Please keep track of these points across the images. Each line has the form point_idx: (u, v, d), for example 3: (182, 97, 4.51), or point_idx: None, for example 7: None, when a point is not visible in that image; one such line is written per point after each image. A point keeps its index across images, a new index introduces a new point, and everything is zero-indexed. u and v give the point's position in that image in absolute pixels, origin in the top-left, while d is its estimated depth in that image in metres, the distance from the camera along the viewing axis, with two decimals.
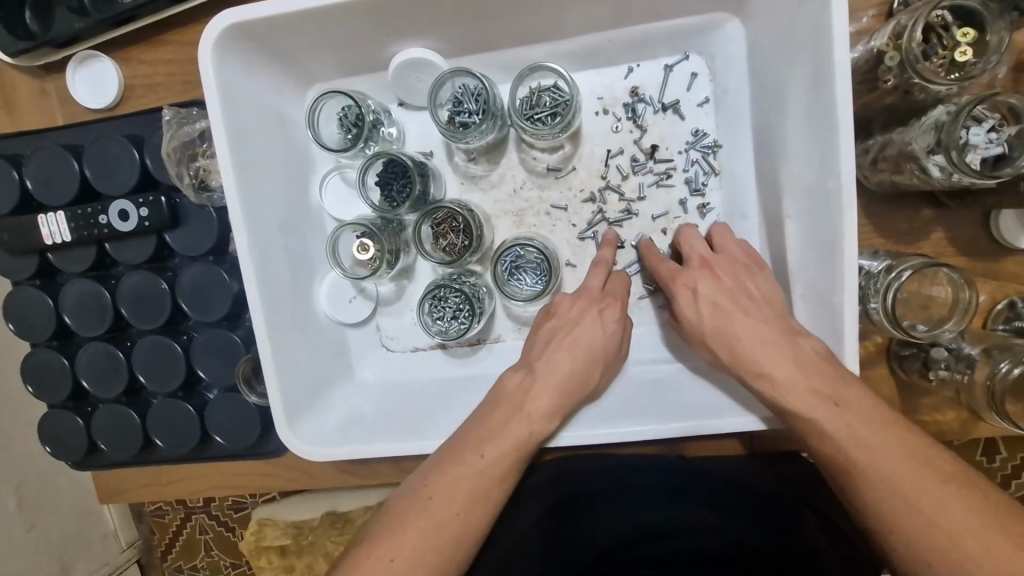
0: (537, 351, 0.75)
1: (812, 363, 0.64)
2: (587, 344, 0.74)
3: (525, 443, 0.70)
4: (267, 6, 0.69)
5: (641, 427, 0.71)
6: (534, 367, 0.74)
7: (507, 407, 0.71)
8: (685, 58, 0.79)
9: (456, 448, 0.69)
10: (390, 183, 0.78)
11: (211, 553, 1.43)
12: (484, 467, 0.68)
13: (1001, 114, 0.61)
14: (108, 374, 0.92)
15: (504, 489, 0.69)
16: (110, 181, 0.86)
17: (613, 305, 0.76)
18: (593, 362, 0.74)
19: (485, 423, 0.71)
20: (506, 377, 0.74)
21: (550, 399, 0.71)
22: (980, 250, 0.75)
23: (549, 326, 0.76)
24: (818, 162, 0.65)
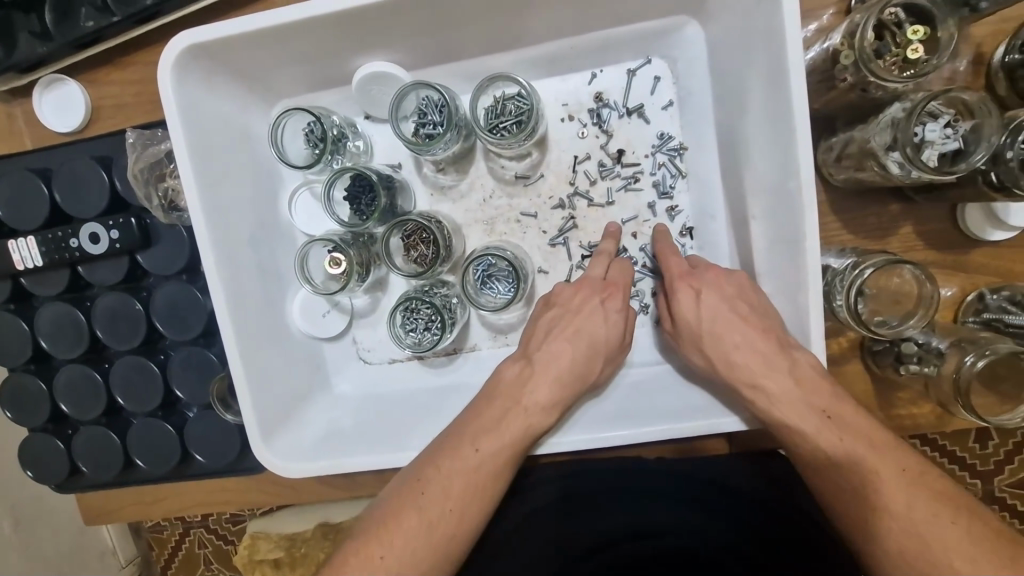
0: (536, 341, 0.75)
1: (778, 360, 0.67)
2: (589, 335, 0.73)
3: (521, 438, 0.69)
4: (223, 26, 0.69)
5: (614, 433, 0.71)
6: (533, 358, 0.73)
7: (502, 401, 0.71)
8: (648, 62, 0.79)
9: (452, 443, 0.69)
10: (359, 197, 0.78)
11: (211, 566, 1.43)
12: (479, 463, 0.68)
13: (957, 110, 0.61)
14: (87, 396, 0.92)
15: (498, 486, 0.68)
16: (80, 204, 0.86)
17: (614, 292, 0.75)
18: (594, 355, 0.73)
19: (482, 417, 0.70)
20: (504, 368, 0.74)
21: (549, 391, 0.71)
22: (950, 243, 0.75)
23: (550, 315, 0.76)
24: (778, 162, 0.65)
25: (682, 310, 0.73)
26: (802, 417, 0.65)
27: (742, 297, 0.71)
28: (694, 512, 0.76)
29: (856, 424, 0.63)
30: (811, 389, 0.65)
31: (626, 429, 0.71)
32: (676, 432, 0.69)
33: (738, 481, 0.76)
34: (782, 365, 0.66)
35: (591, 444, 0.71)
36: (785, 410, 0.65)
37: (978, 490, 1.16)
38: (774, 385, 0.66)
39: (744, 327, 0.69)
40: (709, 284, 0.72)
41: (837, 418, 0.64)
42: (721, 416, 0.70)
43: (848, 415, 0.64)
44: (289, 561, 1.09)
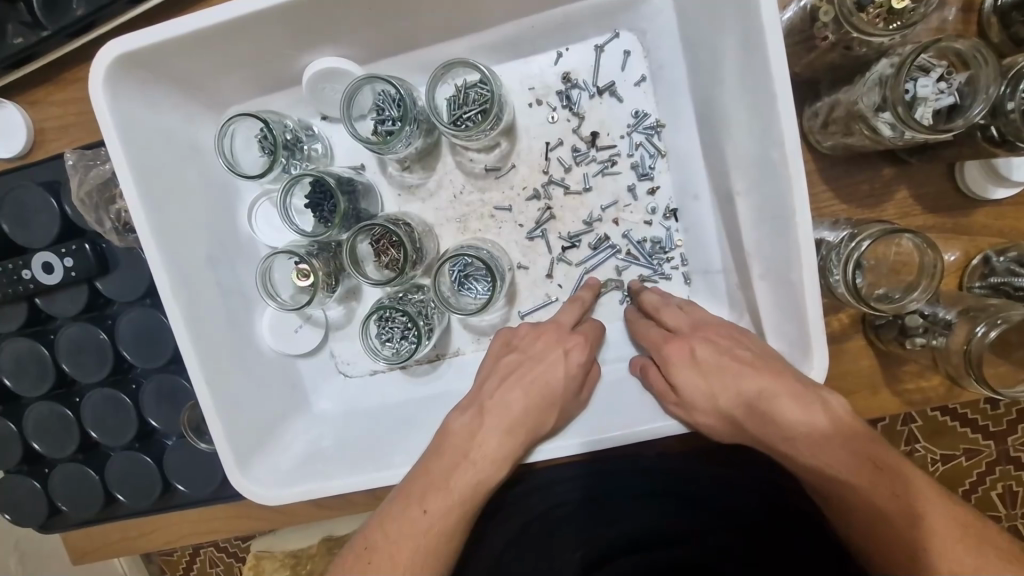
0: (490, 388, 0.70)
1: (809, 395, 0.61)
2: (544, 386, 0.69)
3: (474, 491, 0.66)
4: (154, 32, 0.64)
5: (613, 434, 0.66)
6: (484, 408, 0.69)
7: (451, 454, 0.66)
8: (616, 36, 0.74)
9: (401, 503, 0.65)
10: (320, 205, 0.73)
11: None
12: (429, 525, 0.64)
13: (949, 61, 0.57)
14: (59, 433, 0.88)
15: (453, 545, 0.65)
16: (30, 234, 0.81)
17: (575, 346, 0.72)
18: (550, 408, 0.69)
19: (427, 474, 0.65)
20: (451, 418, 0.69)
21: (499, 442, 0.67)
22: (948, 204, 0.71)
23: (506, 361, 0.72)
24: (759, 131, 0.61)
25: (675, 367, 0.68)
26: (828, 451, 0.60)
27: (733, 344, 0.67)
28: (704, 515, 0.73)
29: (818, 428, 0.60)
30: (852, 436, 0.59)
31: (624, 429, 0.66)
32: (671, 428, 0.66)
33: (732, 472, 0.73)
34: (815, 407, 0.60)
35: (584, 450, 0.66)
36: (827, 456, 0.60)
37: (992, 452, 1.12)
38: (800, 417, 0.60)
39: (755, 373, 0.63)
40: (701, 338, 0.68)
41: (829, 413, 0.60)
42: None
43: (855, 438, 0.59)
44: None
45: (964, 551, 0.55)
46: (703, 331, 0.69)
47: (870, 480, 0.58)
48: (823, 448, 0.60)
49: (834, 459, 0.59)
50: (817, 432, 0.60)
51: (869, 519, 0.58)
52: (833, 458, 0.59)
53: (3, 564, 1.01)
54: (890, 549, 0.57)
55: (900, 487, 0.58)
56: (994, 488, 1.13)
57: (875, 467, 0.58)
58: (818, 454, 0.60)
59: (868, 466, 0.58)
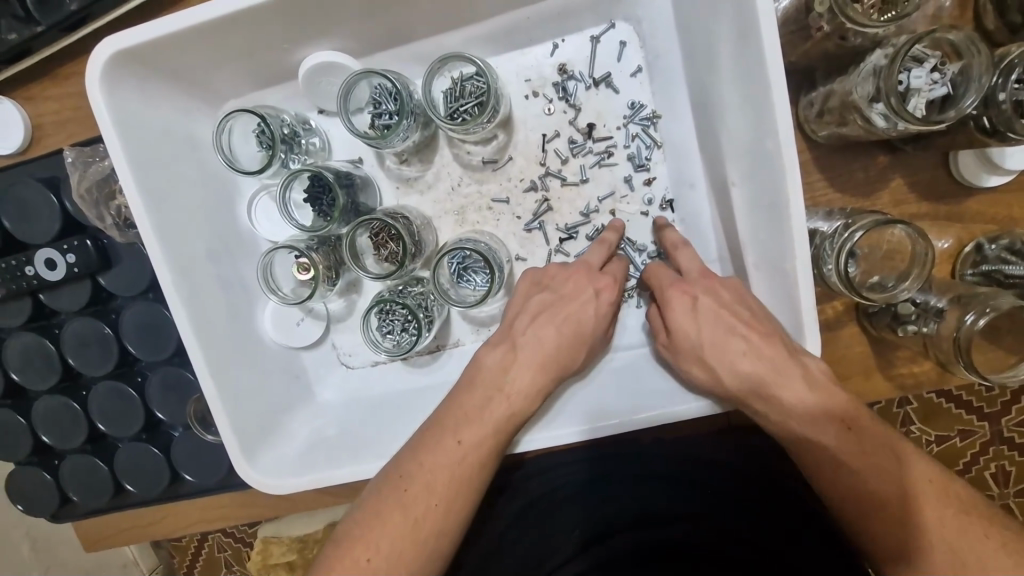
0: (521, 326, 0.71)
1: (817, 377, 0.62)
2: (577, 323, 0.70)
3: (507, 424, 0.66)
4: (148, 29, 0.64)
5: (611, 425, 0.67)
6: (517, 342, 0.70)
7: (485, 389, 0.67)
8: (611, 27, 0.74)
9: (434, 435, 0.65)
10: (318, 198, 0.74)
11: (233, 569, 1.42)
12: (462, 454, 0.64)
13: (943, 51, 0.57)
14: (67, 426, 0.90)
15: (484, 477, 0.65)
16: (31, 230, 0.82)
17: (607, 286, 0.72)
18: (580, 344, 0.70)
19: (459, 407, 0.67)
20: (483, 354, 0.70)
21: (531, 376, 0.68)
22: (942, 193, 0.71)
23: (538, 300, 0.72)
24: (753, 122, 0.61)
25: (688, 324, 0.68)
26: (820, 427, 0.61)
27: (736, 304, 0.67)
28: (704, 496, 0.74)
29: (803, 398, 0.61)
30: (828, 398, 0.61)
31: (621, 420, 0.67)
32: (665, 420, 0.66)
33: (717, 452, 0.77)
34: (793, 371, 0.62)
35: (583, 438, 0.67)
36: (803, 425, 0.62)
37: (985, 432, 1.14)
38: (789, 395, 0.62)
39: (746, 337, 0.64)
40: (706, 291, 0.68)
41: (809, 379, 0.62)
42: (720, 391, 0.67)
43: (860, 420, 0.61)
44: (303, 563, 1.09)
45: (938, 510, 0.58)
46: (710, 280, 0.69)
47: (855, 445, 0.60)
48: (803, 418, 0.62)
49: (818, 431, 0.61)
50: (802, 402, 0.61)
51: (852, 484, 0.60)
52: (813, 416, 0.62)
53: None
54: (873, 515, 0.59)
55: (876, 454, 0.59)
56: (987, 467, 1.15)
57: (847, 429, 0.60)
58: (797, 417, 0.62)
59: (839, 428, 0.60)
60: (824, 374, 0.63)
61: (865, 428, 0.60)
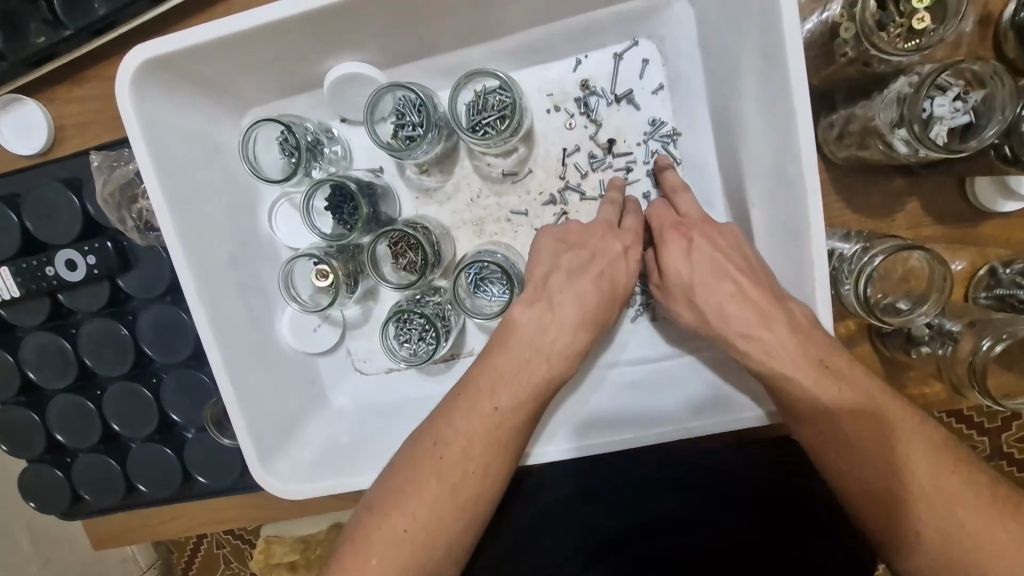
0: (557, 280, 0.69)
1: (805, 329, 0.61)
2: (612, 279, 0.70)
3: (546, 386, 0.67)
4: (178, 38, 0.65)
5: (600, 441, 0.69)
6: (554, 300, 0.68)
7: (522, 350, 0.67)
8: (635, 44, 0.74)
9: (469, 401, 0.65)
10: (340, 207, 0.75)
11: (231, 565, 1.42)
12: (500, 418, 0.65)
13: (965, 80, 0.57)
14: (81, 425, 0.90)
15: (520, 441, 0.65)
16: (53, 231, 0.82)
17: (633, 244, 0.71)
18: (614, 302, 0.70)
19: (493, 369, 0.66)
20: (515, 311, 0.68)
21: (571, 336, 0.68)
22: (958, 216, 0.72)
23: (568, 257, 0.70)
24: (776, 146, 0.62)
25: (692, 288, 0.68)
26: (797, 365, 0.60)
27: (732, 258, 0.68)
28: (704, 505, 0.75)
29: (779, 342, 0.61)
30: (809, 339, 0.61)
31: (608, 437, 0.70)
32: (681, 435, 0.68)
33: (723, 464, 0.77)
34: (778, 314, 0.63)
35: (573, 454, 0.70)
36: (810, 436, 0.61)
37: (985, 447, 1.14)
38: (771, 335, 0.62)
39: (735, 279, 0.65)
40: (701, 234, 0.69)
41: (792, 322, 0.62)
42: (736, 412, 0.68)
43: (844, 365, 0.60)
44: (306, 563, 1.09)
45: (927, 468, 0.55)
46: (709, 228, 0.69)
47: (854, 418, 0.58)
48: (780, 351, 0.61)
49: (797, 368, 0.60)
50: (780, 344, 0.61)
51: (839, 434, 0.58)
52: (790, 350, 0.61)
53: (15, 544, 1.01)
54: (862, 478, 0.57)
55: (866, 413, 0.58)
56: None
57: (825, 369, 0.60)
58: (778, 351, 0.61)
59: (816, 363, 0.60)
60: (809, 319, 0.62)
61: (841, 367, 0.60)
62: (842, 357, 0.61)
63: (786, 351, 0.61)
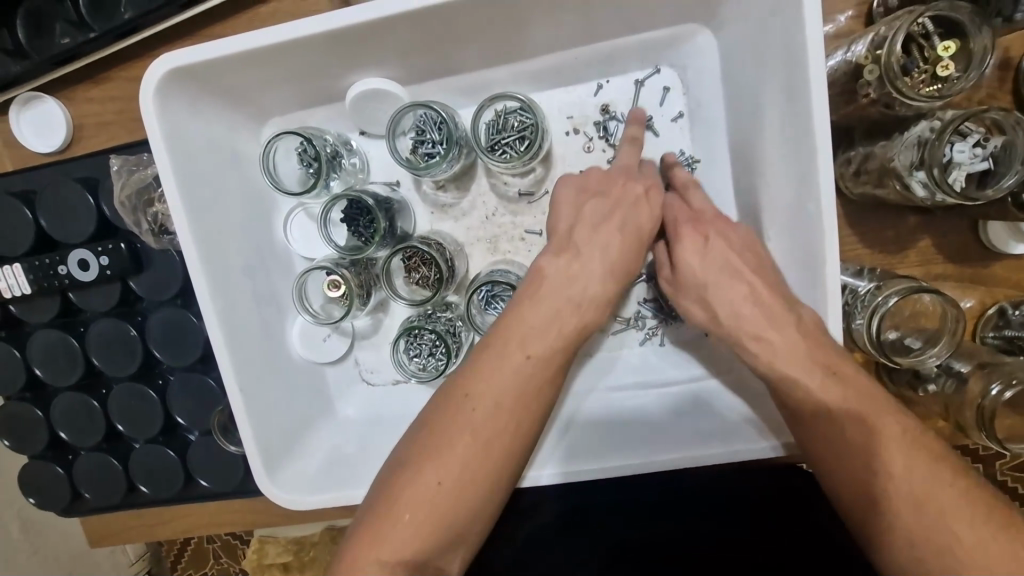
0: (583, 233, 0.69)
1: (814, 334, 0.62)
2: (635, 229, 0.69)
3: (576, 334, 0.66)
4: (204, 50, 0.65)
5: (596, 466, 0.70)
6: (580, 249, 0.68)
7: (552, 299, 0.66)
8: (657, 72, 0.75)
9: (499, 351, 0.64)
10: (356, 219, 0.74)
11: (221, 561, 1.36)
12: (531, 369, 0.64)
13: (986, 127, 0.58)
14: (85, 423, 0.90)
15: (551, 389, 0.65)
16: (66, 229, 0.82)
17: (651, 185, 0.71)
18: (639, 249, 0.69)
19: (523, 318, 0.65)
20: (543, 261, 0.68)
21: (600, 285, 0.67)
22: (969, 255, 0.73)
23: (595, 208, 0.70)
24: (795, 184, 0.63)
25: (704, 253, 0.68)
26: (806, 369, 0.60)
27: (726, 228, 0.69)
28: (703, 531, 0.76)
29: (791, 340, 0.61)
30: (817, 346, 0.61)
31: (603, 463, 0.70)
32: (687, 463, 0.68)
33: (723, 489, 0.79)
34: (789, 319, 0.62)
35: (560, 479, 0.71)
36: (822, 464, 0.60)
37: None
38: (781, 337, 0.62)
39: (748, 280, 0.65)
40: (717, 232, 0.68)
41: (802, 327, 0.62)
42: (741, 443, 0.68)
43: (851, 372, 0.60)
44: (299, 565, 1.09)
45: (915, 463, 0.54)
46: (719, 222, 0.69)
47: (858, 411, 0.58)
48: (791, 351, 0.61)
49: (803, 370, 0.60)
50: (790, 344, 0.61)
51: (834, 437, 0.58)
52: (798, 347, 0.61)
53: (6, 532, 1.00)
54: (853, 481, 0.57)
55: (850, 398, 0.58)
56: None
57: (833, 375, 0.59)
58: (784, 352, 0.61)
59: (822, 369, 0.60)
60: (817, 323, 0.62)
61: (851, 376, 0.59)
62: (857, 373, 0.60)
63: (794, 348, 0.61)
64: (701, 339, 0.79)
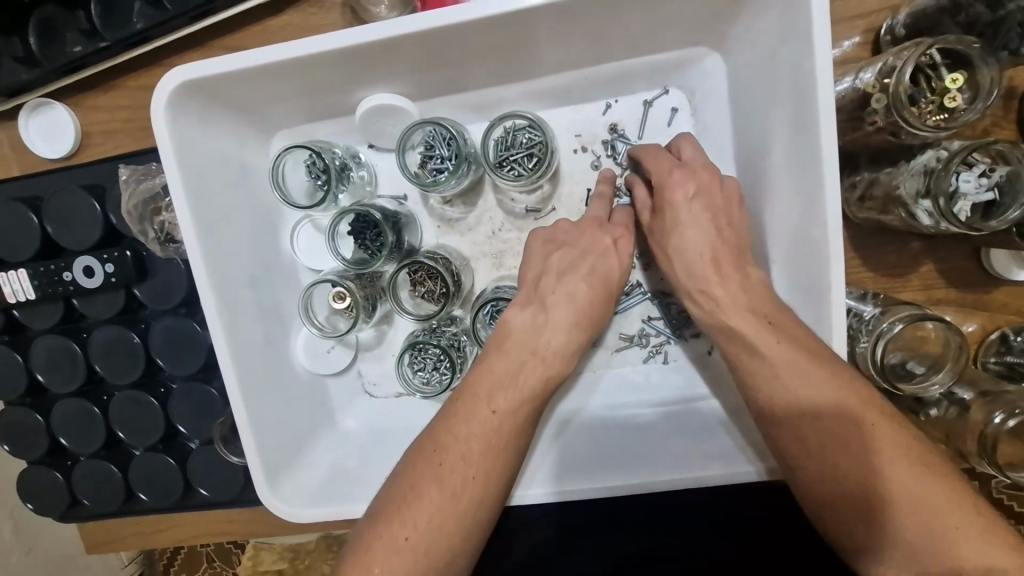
0: (549, 284, 0.70)
1: (793, 332, 0.62)
2: (603, 276, 0.70)
3: (543, 388, 0.67)
4: (218, 63, 0.65)
5: (578, 486, 0.71)
6: (546, 303, 0.69)
7: (518, 351, 0.68)
8: (665, 93, 0.75)
9: (466, 405, 0.65)
10: (363, 232, 0.74)
11: (214, 564, 1.32)
12: (497, 424, 0.65)
13: (991, 157, 0.58)
14: (86, 429, 0.90)
15: (519, 444, 0.65)
16: (72, 236, 0.82)
17: (622, 234, 0.72)
18: (607, 297, 0.71)
19: (491, 372, 0.67)
20: (511, 314, 0.69)
21: (566, 337, 0.68)
22: (971, 280, 0.73)
23: (562, 259, 0.71)
24: (801, 209, 0.63)
25: (676, 229, 0.69)
26: (802, 369, 0.60)
27: (725, 203, 0.68)
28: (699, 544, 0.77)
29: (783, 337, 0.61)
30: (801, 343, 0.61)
31: (590, 482, 0.71)
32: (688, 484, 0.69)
33: (726, 507, 0.79)
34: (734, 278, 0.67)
35: (548, 498, 0.71)
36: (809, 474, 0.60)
37: None
38: (758, 332, 0.63)
39: (716, 237, 0.68)
40: (701, 182, 0.68)
41: (745, 284, 0.66)
42: (742, 464, 0.69)
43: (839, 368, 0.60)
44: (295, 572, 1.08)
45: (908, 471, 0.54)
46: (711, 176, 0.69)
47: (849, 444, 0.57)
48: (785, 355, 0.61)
49: (796, 365, 0.60)
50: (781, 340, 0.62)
51: (826, 451, 0.58)
52: (786, 344, 0.61)
53: None
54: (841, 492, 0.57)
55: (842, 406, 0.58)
56: None
57: (814, 357, 0.60)
58: (772, 347, 0.62)
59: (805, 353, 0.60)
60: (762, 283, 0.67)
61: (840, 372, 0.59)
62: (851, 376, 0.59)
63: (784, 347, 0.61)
64: (706, 358, 0.79)
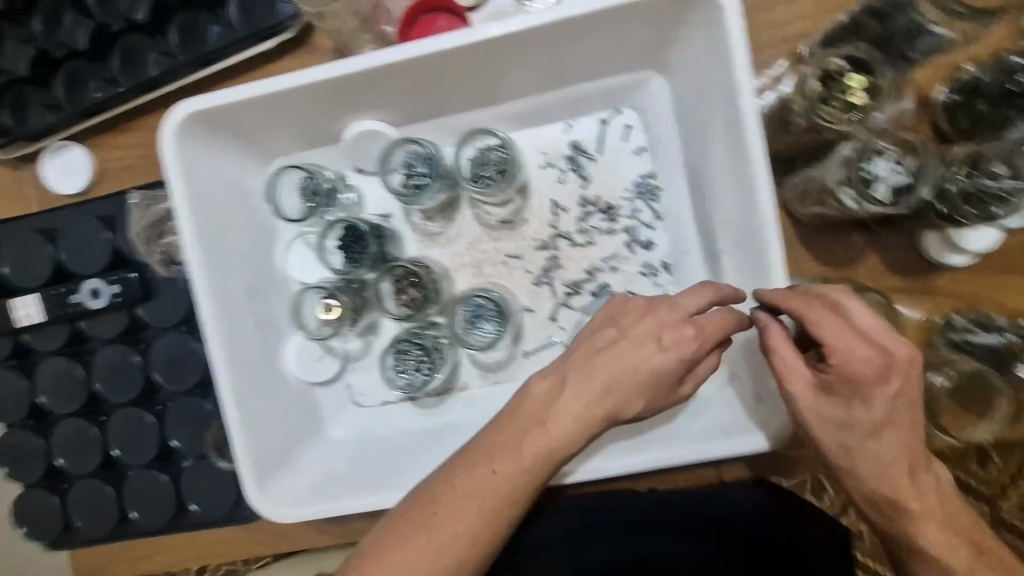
0: (577, 365, 0.67)
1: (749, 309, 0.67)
2: (647, 372, 0.66)
3: (548, 456, 0.66)
4: (221, 95, 0.74)
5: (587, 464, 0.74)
6: (566, 376, 0.67)
7: (525, 420, 0.66)
8: (619, 112, 0.84)
9: (469, 463, 0.65)
10: (350, 246, 0.82)
11: None
12: (496, 484, 0.65)
13: (900, 147, 0.66)
14: (85, 449, 0.93)
15: (511, 511, 0.65)
16: (83, 262, 0.89)
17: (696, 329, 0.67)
18: (642, 389, 0.67)
19: (498, 440, 0.66)
20: (531, 385, 0.68)
21: (575, 412, 0.66)
22: (914, 269, 0.79)
23: (602, 336, 0.68)
24: (742, 200, 0.71)
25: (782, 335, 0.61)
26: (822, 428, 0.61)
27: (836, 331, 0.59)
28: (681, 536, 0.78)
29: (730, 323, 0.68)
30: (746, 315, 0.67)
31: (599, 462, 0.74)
32: (658, 461, 0.72)
33: (708, 503, 0.80)
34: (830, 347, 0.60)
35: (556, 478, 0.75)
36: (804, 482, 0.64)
37: None
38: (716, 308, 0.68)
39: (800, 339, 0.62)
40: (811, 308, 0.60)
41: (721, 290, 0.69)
42: (709, 446, 0.72)
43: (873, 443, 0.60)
44: None
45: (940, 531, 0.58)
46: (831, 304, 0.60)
47: (890, 505, 0.60)
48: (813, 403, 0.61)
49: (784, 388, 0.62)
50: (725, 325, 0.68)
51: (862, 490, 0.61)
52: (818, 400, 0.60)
53: None
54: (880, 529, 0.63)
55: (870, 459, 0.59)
56: None
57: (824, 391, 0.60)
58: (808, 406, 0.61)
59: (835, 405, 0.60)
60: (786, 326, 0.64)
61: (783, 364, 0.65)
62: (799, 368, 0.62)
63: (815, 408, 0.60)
64: None
